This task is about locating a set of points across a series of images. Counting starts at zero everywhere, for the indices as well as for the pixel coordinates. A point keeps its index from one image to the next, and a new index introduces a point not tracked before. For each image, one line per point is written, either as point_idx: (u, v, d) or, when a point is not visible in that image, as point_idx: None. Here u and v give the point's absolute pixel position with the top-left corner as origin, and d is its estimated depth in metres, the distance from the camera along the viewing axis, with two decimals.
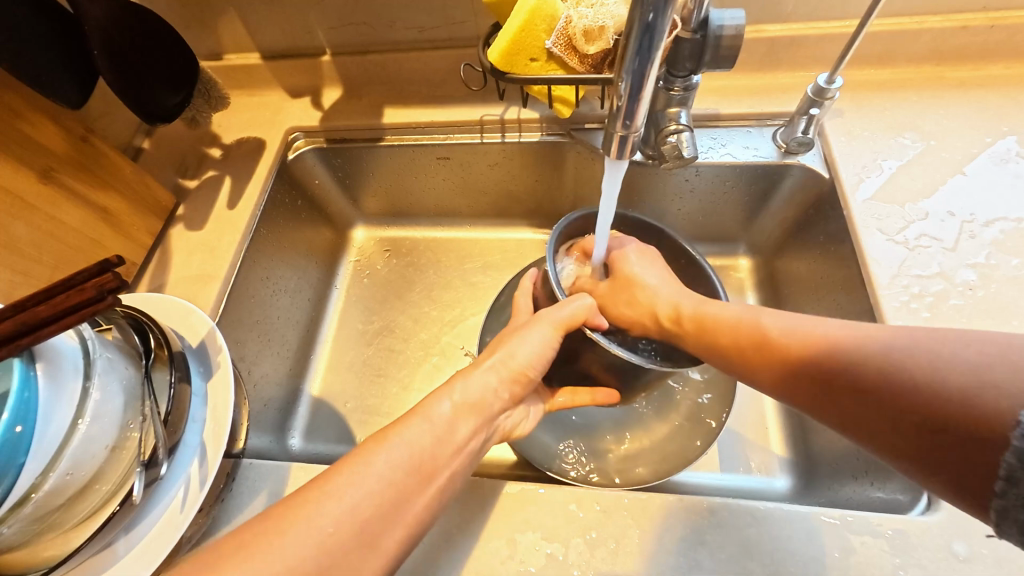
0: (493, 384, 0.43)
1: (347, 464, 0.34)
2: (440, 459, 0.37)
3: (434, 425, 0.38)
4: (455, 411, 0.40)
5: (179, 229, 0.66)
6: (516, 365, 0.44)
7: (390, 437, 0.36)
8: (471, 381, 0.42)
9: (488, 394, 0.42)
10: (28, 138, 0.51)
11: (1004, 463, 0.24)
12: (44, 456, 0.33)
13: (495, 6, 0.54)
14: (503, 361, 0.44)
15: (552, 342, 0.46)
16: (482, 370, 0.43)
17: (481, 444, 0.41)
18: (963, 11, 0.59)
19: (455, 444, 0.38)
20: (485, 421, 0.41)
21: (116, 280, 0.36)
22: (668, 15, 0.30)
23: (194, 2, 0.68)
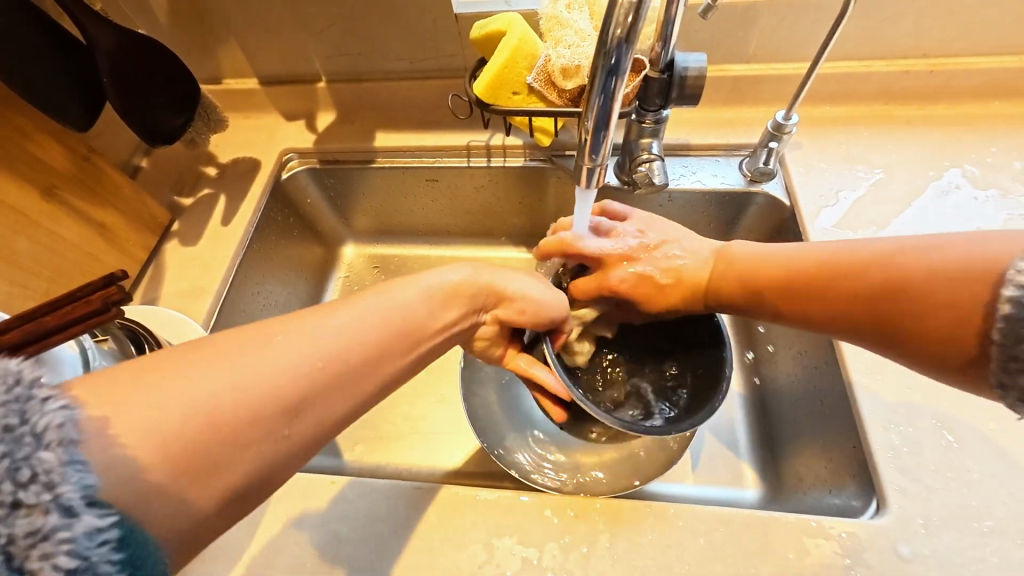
0: (483, 283, 0.44)
1: (328, 307, 0.34)
2: (426, 331, 0.38)
3: (413, 303, 0.38)
4: (438, 296, 0.40)
5: (174, 244, 0.68)
6: (509, 288, 0.46)
7: (370, 294, 0.37)
8: (463, 273, 0.43)
9: (477, 287, 0.44)
10: (33, 158, 0.53)
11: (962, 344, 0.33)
12: None
13: (480, 42, 0.58)
14: (501, 276, 0.46)
15: (547, 291, 0.49)
16: (474, 267, 0.45)
17: (460, 330, 0.43)
18: (906, 57, 0.66)
19: (438, 324, 0.39)
20: (466, 310, 0.42)
21: (121, 293, 0.38)
22: (628, 58, 0.34)
23: (196, 31, 0.71)
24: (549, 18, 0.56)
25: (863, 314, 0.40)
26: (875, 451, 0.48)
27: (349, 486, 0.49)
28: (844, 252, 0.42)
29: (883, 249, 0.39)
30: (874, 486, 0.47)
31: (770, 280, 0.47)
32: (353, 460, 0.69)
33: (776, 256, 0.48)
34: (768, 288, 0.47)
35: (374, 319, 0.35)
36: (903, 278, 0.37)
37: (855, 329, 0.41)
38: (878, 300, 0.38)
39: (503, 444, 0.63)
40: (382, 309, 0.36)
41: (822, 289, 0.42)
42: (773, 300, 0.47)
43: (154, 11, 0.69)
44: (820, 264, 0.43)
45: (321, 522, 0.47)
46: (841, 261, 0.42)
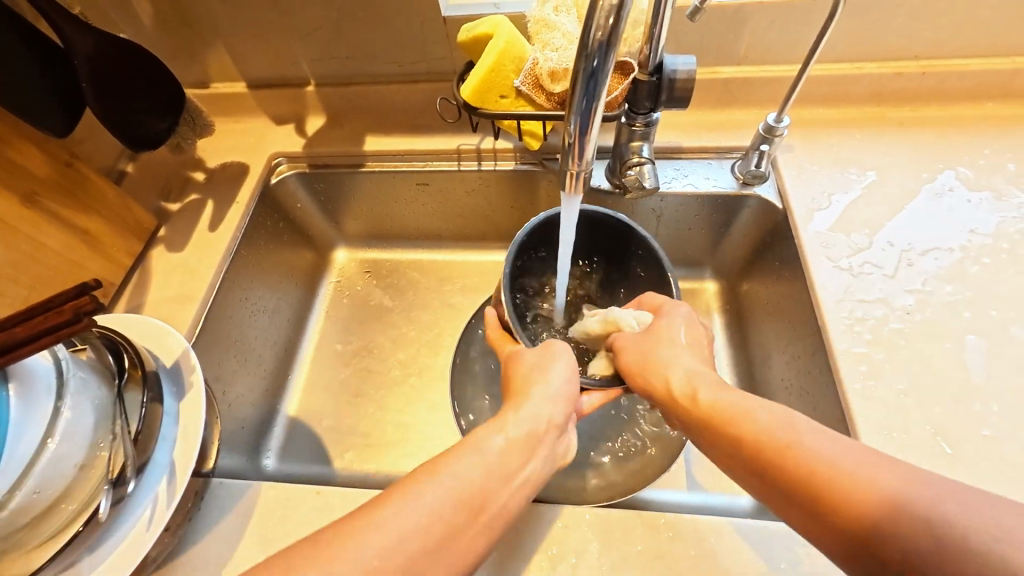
0: (547, 411, 0.43)
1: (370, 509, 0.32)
2: (493, 489, 0.36)
3: (484, 457, 0.37)
4: (507, 445, 0.39)
5: (160, 250, 0.67)
6: (553, 402, 0.43)
7: (442, 468, 0.35)
8: (523, 414, 0.42)
9: (542, 424, 0.42)
10: (13, 164, 0.52)
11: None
12: (11, 474, 0.34)
13: (467, 46, 0.57)
14: (543, 392, 0.43)
15: (573, 374, 0.45)
16: (543, 398, 0.43)
17: (539, 477, 0.40)
18: (897, 59, 0.65)
19: (506, 476, 0.37)
20: (539, 455, 0.40)
21: (93, 303, 0.37)
22: (610, 62, 0.34)
23: (182, 35, 0.71)
24: (536, 20, 0.55)
25: (821, 509, 0.32)
26: None
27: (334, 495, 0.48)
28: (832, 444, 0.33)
29: (871, 462, 0.31)
30: None
31: (725, 433, 0.39)
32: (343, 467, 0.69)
33: (747, 408, 0.39)
34: (730, 435, 0.38)
35: (443, 494, 0.34)
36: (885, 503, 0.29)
37: (808, 519, 0.33)
38: (851, 507, 0.30)
39: None
40: (456, 477, 0.35)
41: (787, 473, 0.34)
42: (728, 458, 0.39)
43: (139, 15, 0.68)
44: (796, 443, 0.34)
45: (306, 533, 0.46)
46: (819, 450, 0.33)
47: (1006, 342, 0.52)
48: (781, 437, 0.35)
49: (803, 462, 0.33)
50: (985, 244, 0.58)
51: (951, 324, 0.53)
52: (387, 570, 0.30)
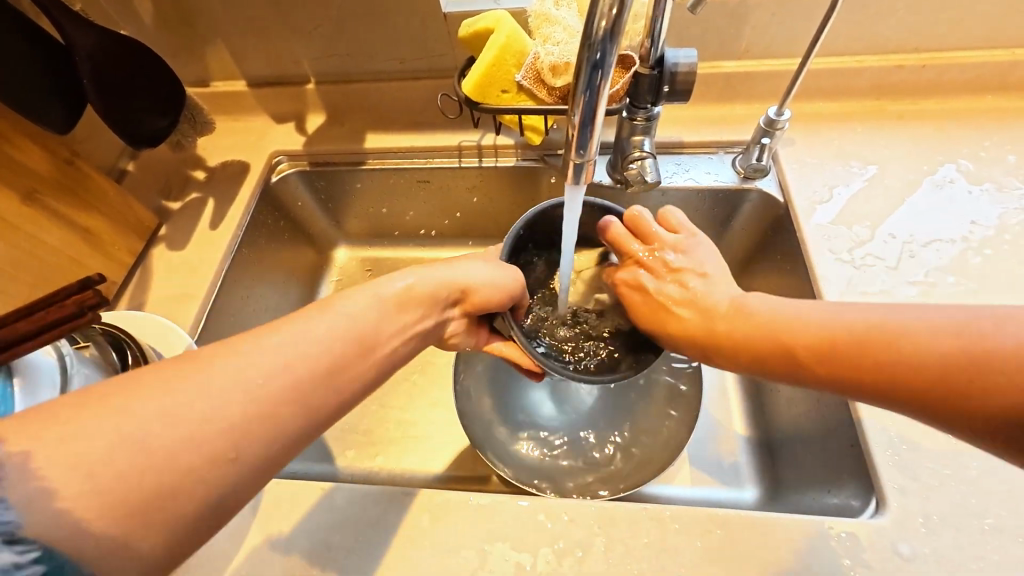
0: (438, 281, 0.43)
1: (284, 320, 0.34)
2: (381, 335, 0.37)
3: (379, 301, 0.39)
4: (404, 295, 0.40)
5: (161, 248, 0.67)
6: (468, 281, 0.45)
7: (333, 305, 0.36)
8: (423, 277, 0.43)
9: (433, 289, 0.43)
10: (15, 162, 0.52)
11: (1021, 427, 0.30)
12: None
13: (467, 41, 0.57)
14: (451, 273, 0.44)
15: (498, 273, 0.47)
16: (421, 271, 0.43)
17: (429, 330, 0.43)
18: (897, 52, 0.66)
19: (400, 325, 0.39)
20: (432, 308, 0.42)
21: (97, 297, 0.37)
22: (614, 53, 0.34)
23: (182, 33, 0.71)
24: (537, 15, 0.55)
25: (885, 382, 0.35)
26: (873, 449, 0.48)
27: (337, 492, 0.48)
28: (863, 323, 0.38)
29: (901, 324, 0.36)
30: (872, 485, 0.47)
31: (766, 347, 0.41)
32: (346, 464, 0.68)
33: (779, 314, 0.42)
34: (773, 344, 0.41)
35: (335, 326, 0.35)
36: (935, 360, 0.33)
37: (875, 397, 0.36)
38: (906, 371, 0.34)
39: (510, 460, 0.61)
40: (345, 316, 0.36)
41: (846, 361, 0.37)
42: (784, 370, 0.41)
43: (139, 13, 0.68)
44: (839, 329, 0.38)
45: (309, 530, 0.46)
46: (860, 330, 0.37)
47: None
48: (820, 329, 0.39)
49: (851, 348, 0.37)
50: (987, 235, 0.58)
51: None
52: (269, 387, 0.30)
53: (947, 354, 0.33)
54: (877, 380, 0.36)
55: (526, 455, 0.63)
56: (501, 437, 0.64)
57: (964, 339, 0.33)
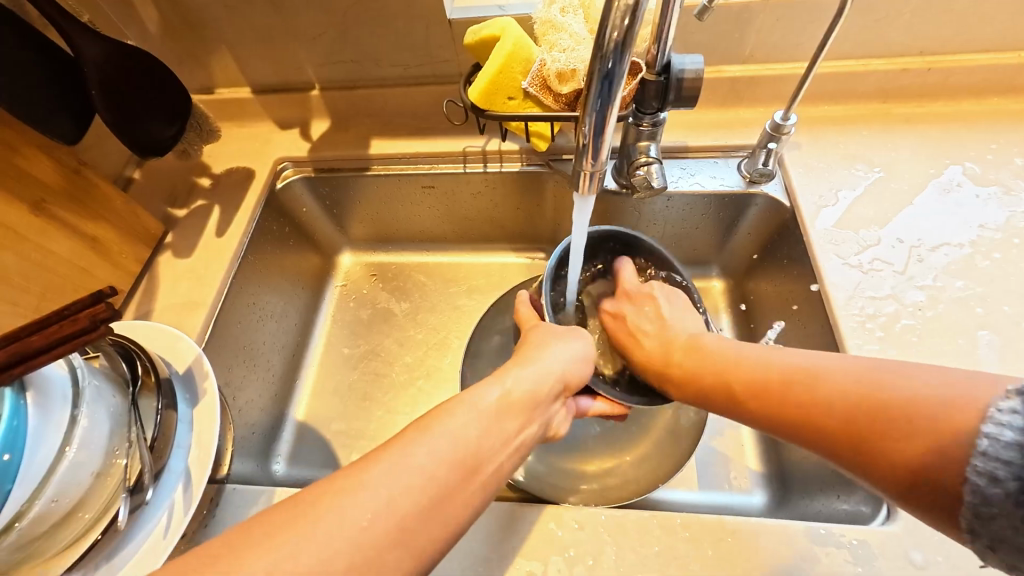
0: (544, 381, 0.41)
1: (384, 451, 0.31)
2: (486, 452, 0.34)
3: (481, 413, 0.35)
4: (503, 403, 0.37)
5: (167, 256, 0.67)
6: (561, 374, 0.43)
7: (435, 425, 0.33)
8: (521, 378, 0.40)
9: (539, 391, 0.40)
10: (23, 172, 0.52)
11: (971, 498, 0.26)
12: (30, 484, 0.34)
13: (473, 47, 0.57)
14: (548, 368, 0.43)
15: (585, 356, 0.46)
16: (529, 370, 0.42)
17: (530, 440, 0.38)
18: (903, 55, 0.65)
19: (503, 438, 0.35)
20: (534, 416, 0.39)
21: (109, 310, 0.37)
22: (625, 63, 0.34)
23: (186, 40, 0.71)
24: (543, 21, 0.55)
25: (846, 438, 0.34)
26: None
27: None
28: (834, 375, 0.37)
29: (865, 378, 0.35)
30: (885, 493, 0.46)
31: (740, 393, 0.42)
32: None
33: (757, 360, 0.42)
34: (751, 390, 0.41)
35: (439, 449, 0.32)
36: (892, 415, 0.32)
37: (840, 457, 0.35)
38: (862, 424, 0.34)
39: (551, 487, 0.60)
40: (449, 438, 0.33)
41: (811, 414, 0.37)
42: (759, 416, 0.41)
43: (144, 22, 0.68)
44: (808, 381, 0.38)
45: None
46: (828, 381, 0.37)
47: (1019, 336, 0.51)
48: (794, 380, 0.39)
49: (818, 402, 0.37)
50: (994, 239, 0.58)
51: (964, 320, 0.53)
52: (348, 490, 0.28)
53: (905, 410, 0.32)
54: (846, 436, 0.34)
55: (564, 478, 0.61)
56: (525, 457, 0.63)
57: (923, 394, 0.32)
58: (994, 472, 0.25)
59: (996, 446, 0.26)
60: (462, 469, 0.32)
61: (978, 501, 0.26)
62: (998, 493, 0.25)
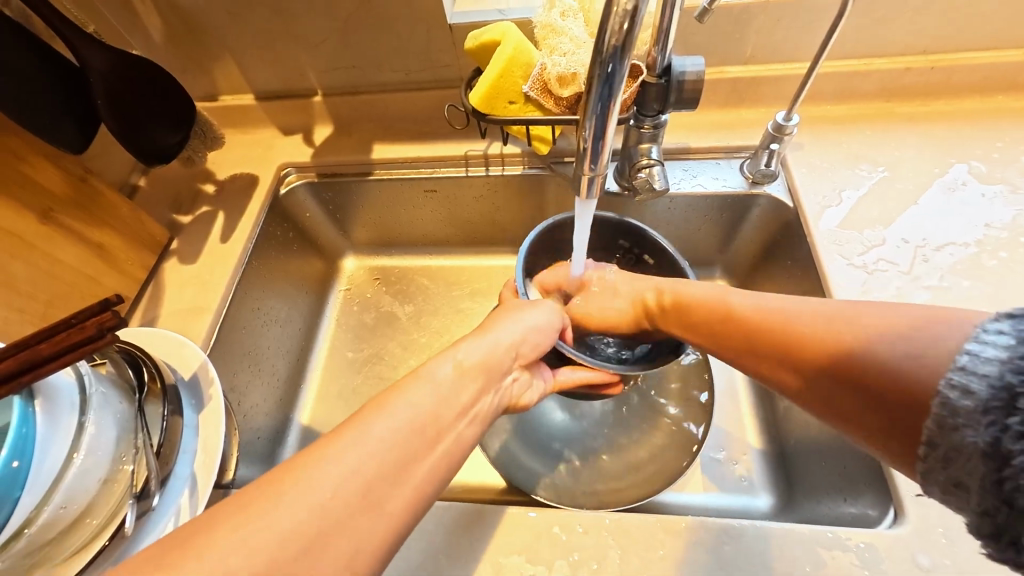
0: (502, 349, 0.42)
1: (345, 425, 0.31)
2: (446, 420, 0.34)
3: (438, 385, 0.35)
4: (459, 371, 0.37)
5: (173, 262, 0.68)
6: (518, 342, 0.44)
7: (392, 400, 0.33)
8: (477, 347, 0.41)
9: (495, 357, 0.41)
10: (29, 181, 0.53)
11: (938, 410, 0.27)
12: (39, 490, 0.34)
13: (474, 52, 0.58)
14: (504, 338, 0.43)
15: (545, 322, 0.47)
16: (487, 339, 0.42)
17: (491, 406, 0.39)
18: (906, 54, 0.65)
19: (460, 406, 0.35)
20: (493, 383, 0.39)
21: (115, 318, 0.38)
22: (625, 64, 0.33)
23: (190, 49, 0.71)
24: (544, 25, 0.56)
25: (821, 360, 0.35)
26: None
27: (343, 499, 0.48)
28: (820, 309, 0.38)
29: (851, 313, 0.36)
30: (893, 496, 0.46)
31: (725, 331, 0.44)
32: None
33: (743, 303, 0.44)
34: (736, 324, 0.43)
35: (397, 422, 0.32)
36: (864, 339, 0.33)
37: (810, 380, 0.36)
38: (836, 346, 0.34)
39: (534, 480, 0.61)
40: (408, 410, 0.33)
41: (793, 341, 0.38)
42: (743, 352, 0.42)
43: (148, 31, 0.69)
44: (794, 315, 0.39)
45: None
46: (813, 314, 0.38)
47: None
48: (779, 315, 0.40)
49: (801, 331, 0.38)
50: (1000, 239, 0.57)
51: None
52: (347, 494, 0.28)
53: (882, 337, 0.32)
54: (820, 359, 0.35)
55: (548, 469, 0.62)
56: (524, 461, 0.63)
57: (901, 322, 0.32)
58: (967, 385, 0.25)
59: (975, 361, 0.25)
60: (423, 437, 0.32)
61: (945, 414, 0.26)
62: (967, 404, 0.25)
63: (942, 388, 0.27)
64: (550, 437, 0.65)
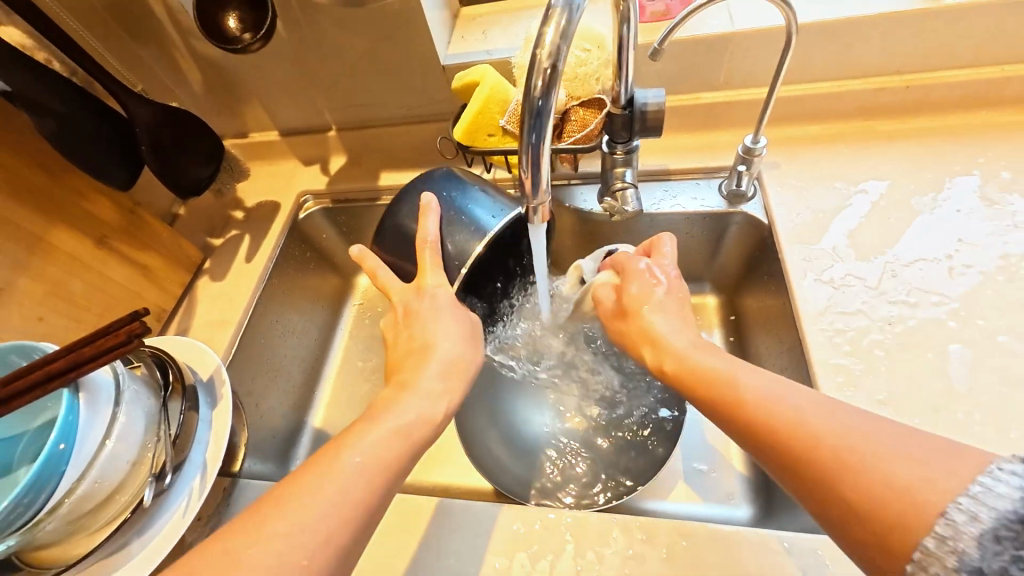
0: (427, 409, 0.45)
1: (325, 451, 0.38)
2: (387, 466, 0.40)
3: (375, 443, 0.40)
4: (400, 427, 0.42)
5: (205, 280, 0.78)
6: (445, 396, 0.46)
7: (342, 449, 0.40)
8: (403, 411, 0.44)
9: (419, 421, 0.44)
10: (87, 214, 0.63)
11: (928, 544, 0.27)
12: (78, 468, 0.42)
13: (459, 92, 0.65)
14: (428, 393, 0.45)
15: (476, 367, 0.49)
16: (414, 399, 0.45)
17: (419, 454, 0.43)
18: (878, 75, 0.67)
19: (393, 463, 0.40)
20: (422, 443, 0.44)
21: (143, 327, 0.46)
22: (552, 100, 0.38)
23: (224, 96, 0.83)
24: (519, 66, 0.62)
25: (844, 488, 0.32)
26: None
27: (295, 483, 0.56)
28: (852, 428, 0.34)
29: (880, 442, 0.33)
30: None
31: (735, 421, 0.40)
32: None
33: (757, 390, 0.40)
34: (744, 412, 0.40)
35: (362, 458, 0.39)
36: (894, 483, 0.30)
37: (825, 500, 0.33)
38: (864, 478, 0.31)
39: (517, 485, 0.65)
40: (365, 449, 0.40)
41: (811, 455, 0.34)
42: (754, 443, 0.39)
43: (191, 84, 0.81)
44: (818, 426, 0.35)
45: None
46: (838, 432, 0.34)
47: (991, 352, 0.51)
48: (798, 419, 0.37)
49: (822, 448, 0.34)
50: (974, 253, 0.58)
51: (935, 334, 0.53)
52: None
53: (916, 483, 0.30)
54: (841, 483, 0.32)
55: (529, 474, 0.66)
56: (501, 467, 0.65)
57: (937, 472, 0.29)
58: (974, 512, 0.26)
59: (987, 494, 0.26)
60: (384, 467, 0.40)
61: (943, 537, 0.27)
62: (971, 530, 0.26)
63: (940, 523, 0.27)
64: (533, 445, 0.69)
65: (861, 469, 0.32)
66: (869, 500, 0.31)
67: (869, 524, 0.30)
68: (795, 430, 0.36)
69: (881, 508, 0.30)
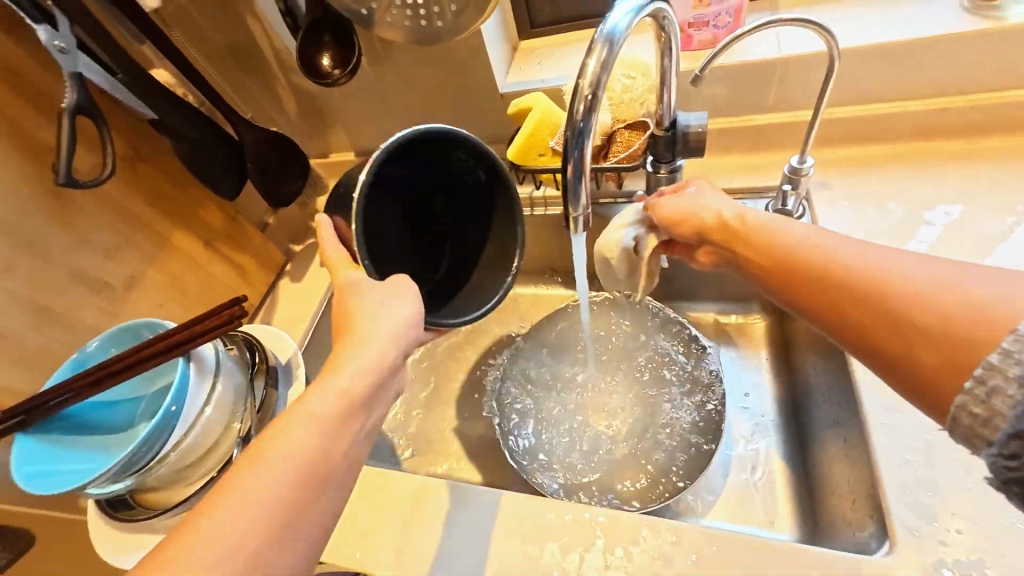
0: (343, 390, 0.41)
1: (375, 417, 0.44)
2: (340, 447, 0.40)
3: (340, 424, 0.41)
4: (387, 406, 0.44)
5: (286, 281, 0.88)
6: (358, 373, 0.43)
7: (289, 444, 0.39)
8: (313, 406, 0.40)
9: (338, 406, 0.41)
10: (201, 221, 0.75)
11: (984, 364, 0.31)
12: (184, 427, 0.51)
13: (513, 117, 0.71)
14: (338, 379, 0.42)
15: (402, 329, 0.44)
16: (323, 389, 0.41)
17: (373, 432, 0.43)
18: (939, 96, 0.66)
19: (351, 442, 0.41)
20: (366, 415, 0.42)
21: (240, 311, 0.55)
22: (592, 121, 0.43)
23: (313, 123, 0.95)
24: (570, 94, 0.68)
25: (912, 317, 0.35)
26: (886, 486, 0.48)
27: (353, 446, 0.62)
28: (924, 266, 0.36)
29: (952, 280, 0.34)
30: (886, 525, 0.47)
31: (793, 270, 0.43)
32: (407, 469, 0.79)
33: (819, 241, 0.42)
34: (807, 264, 0.42)
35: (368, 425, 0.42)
36: (964, 311, 0.33)
37: (887, 329, 0.36)
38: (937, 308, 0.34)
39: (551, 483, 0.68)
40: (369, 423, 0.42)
41: (879, 292, 0.37)
42: (815, 289, 0.41)
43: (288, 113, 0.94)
44: (887, 267, 0.37)
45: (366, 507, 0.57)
46: (910, 272, 0.36)
47: None
48: (863, 262, 0.38)
49: (893, 286, 0.36)
50: None
51: None
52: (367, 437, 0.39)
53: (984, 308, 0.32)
54: (912, 314, 0.35)
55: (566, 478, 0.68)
56: (544, 445, 0.71)
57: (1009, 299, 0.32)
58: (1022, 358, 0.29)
59: None
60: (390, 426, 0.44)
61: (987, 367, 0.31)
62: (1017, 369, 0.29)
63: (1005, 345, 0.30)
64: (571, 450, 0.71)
65: (936, 301, 0.34)
66: (936, 325, 0.33)
67: (937, 352, 0.33)
68: (864, 273, 0.38)
69: (948, 335, 0.33)
